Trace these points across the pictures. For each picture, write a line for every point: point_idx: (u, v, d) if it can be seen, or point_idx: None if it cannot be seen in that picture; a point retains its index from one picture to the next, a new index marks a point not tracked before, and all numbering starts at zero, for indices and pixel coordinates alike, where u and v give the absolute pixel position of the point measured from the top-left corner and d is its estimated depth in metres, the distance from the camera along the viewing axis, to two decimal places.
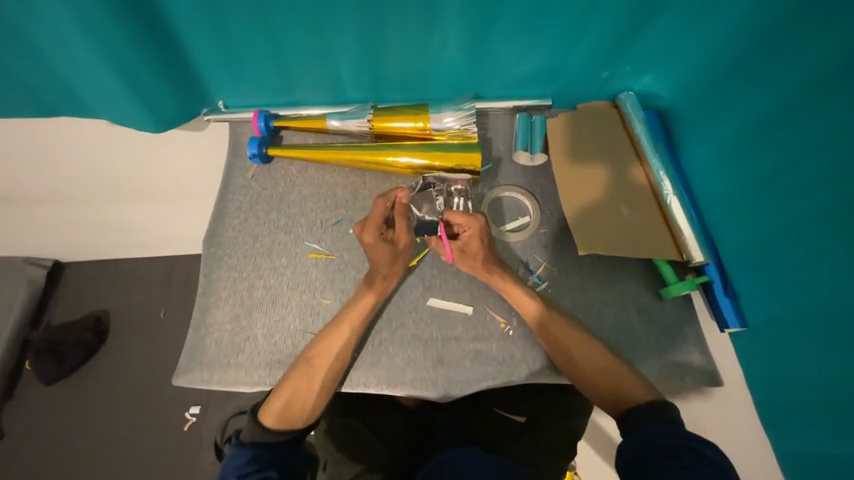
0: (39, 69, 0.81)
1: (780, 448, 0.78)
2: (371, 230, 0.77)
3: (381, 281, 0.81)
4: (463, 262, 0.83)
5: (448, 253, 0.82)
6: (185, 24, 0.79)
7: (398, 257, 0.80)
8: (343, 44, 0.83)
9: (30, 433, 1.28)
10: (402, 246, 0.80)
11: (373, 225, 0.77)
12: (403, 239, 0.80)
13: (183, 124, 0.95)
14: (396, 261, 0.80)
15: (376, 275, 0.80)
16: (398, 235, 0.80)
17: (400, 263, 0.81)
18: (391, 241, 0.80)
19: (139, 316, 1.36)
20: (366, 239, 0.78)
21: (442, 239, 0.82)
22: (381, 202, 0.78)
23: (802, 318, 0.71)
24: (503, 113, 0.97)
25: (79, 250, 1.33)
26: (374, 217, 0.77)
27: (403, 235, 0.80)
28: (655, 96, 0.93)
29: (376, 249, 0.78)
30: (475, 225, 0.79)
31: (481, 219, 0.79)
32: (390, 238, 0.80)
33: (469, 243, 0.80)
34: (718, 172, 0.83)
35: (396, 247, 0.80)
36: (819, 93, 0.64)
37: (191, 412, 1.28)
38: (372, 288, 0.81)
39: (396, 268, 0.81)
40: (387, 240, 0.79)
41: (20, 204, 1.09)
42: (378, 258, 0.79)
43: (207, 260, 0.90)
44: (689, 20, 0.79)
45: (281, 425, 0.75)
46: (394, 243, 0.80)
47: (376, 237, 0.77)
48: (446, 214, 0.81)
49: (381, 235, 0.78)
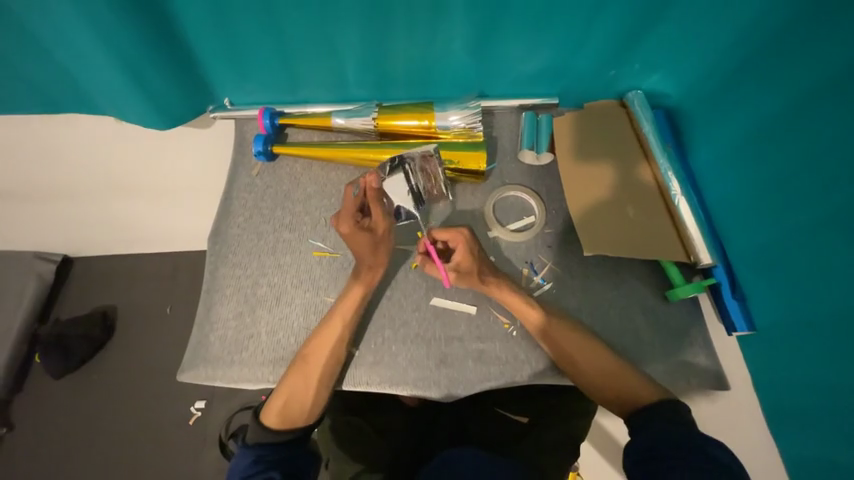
0: (46, 65, 0.81)
1: (786, 453, 0.77)
2: (347, 221, 0.78)
3: (366, 272, 0.81)
4: (461, 281, 0.82)
5: (444, 276, 0.81)
6: (190, 22, 0.79)
7: (380, 244, 0.80)
8: (348, 42, 0.83)
9: (38, 425, 1.29)
10: (381, 232, 0.80)
11: (348, 214, 0.78)
12: (381, 224, 0.79)
13: (188, 122, 0.95)
14: (379, 249, 0.80)
15: (362, 266, 0.81)
16: (375, 222, 0.79)
17: (383, 251, 0.81)
18: (369, 229, 0.79)
19: (146, 312, 1.37)
20: (343, 230, 0.78)
21: (434, 261, 0.82)
22: (352, 190, 0.79)
23: (810, 322, 0.70)
24: (509, 111, 0.96)
25: (87, 246, 1.34)
26: (346, 206, 0.78)
27: (381, 222, 0.79)
28: (663, 95, 0.92)
29: (355, 239, 0.78)
30: (461, 237, 0.80)
31: (466, 231, 0.81)
32: (367, 226, 0.79)
33: (461, 259, 0.80)
34: (726, 172, 0.82)
35: (375, 234, 0.79)
36: (830, 94, 0.63)
37: (196, 406, 1.29)
38: (359, 279, 0.81)
39: (381, 256, 0.81)
40: (365, 229, 0.78)
41: (29, 200, 1.10)
42: (359, 248, 0.79)
43: (212, 258, 0.91)
44: (699, 18, 0.77)
45: (284, 426, 0.76)
46: (373, 231, 0.79)
47: (352, 227, 0.78)
48: (433, 232, 0.82)
49: (358, 224, 0.78)
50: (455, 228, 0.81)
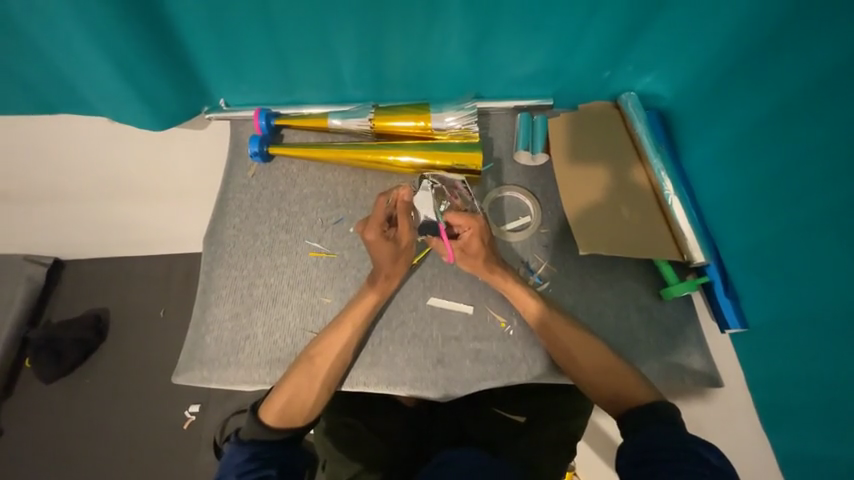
0: (38, 65, 0.81)
1: (779, 450, 0.78)
2: (374, 229, 0.77)
3: (383, 280, 0.80)
4: (464, 262, 0.82)
5: (449, 253, 0.82)
6: (185, 22, 0.79)
7: (401, 255, 0.80)
8: (344, 43, 0.83)
9: (29, 431, 1.27)
10: (404, 246, 0.79)
11: (376, 224, 0.77)
12: (406, 237, 0.79)
13: (184, 123, 0.94)
14: (399, 260, 0.80)
15: (379, 275, 0.80)
16: (400, 234, 0.79)
17: (402, 262, 0.81)
18: (394, 240, 0.78)
19: (140, 315, 1.36)
20: (369, 237, 0.77)
21: (442, 240, 0.81)
22: (384, 199, 0.78)
23: (803, 318, 0.71)
24: (505, 112, 0.96)
25: (78, 248, 1.33)
26: (375, 216, 0.77)
27: (406, 234, 0.79)
28: (656, 96, 0.93)
29: (380, 249, 0.77)
30: (475, 225, 0.79)
31: (481, 219, 0.79)
32: (392, 237, 0.78)
33: (469, 243, 0.80)
34: (720, 171, 0.83)
35: (398, 245, 0.79)
36: (824, 94, 0.64)
37: (191, 411, 1.28)
38: (373, 287, 0.81)
39: (399, 267, 0.81)
40: (389, 239, 0.78)
41: (20, 201, 1.09)
42: (380, 258, 0.78)
43: (207, 259, 0.90)
44: (693, 20, 0.78)
45: (281, 424, 0.75)
46: (397, 241, 0.79)
47: (379, 237, 0.77)
48: (446, 214, 0.80)
49: (384, 233, 0.78)
50: (469, 214, 0.80)
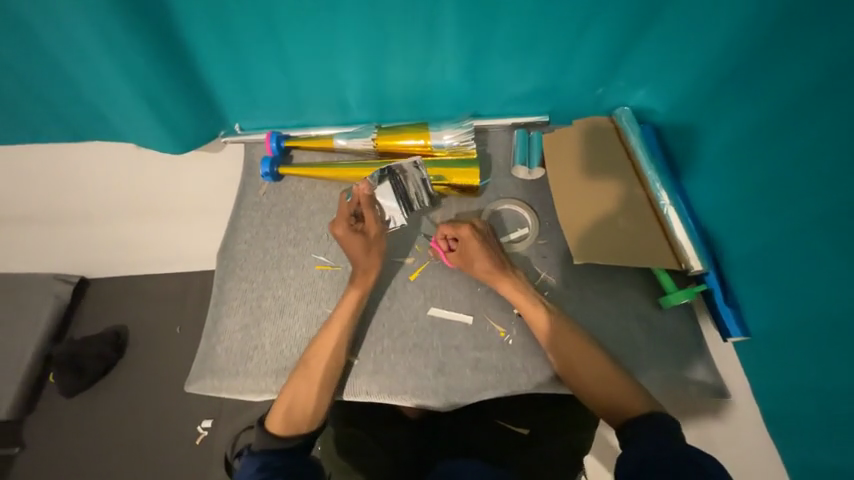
0: (69, 89, 0.88)
1: (789, 461, 0.76)
2: (342, 224, 0.86)
3: (361, 275, 0.85)
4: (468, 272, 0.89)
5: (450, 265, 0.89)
6: (204, 51, 0.86)
7: (373, 246, 0.86)
8: (349, 67, 0.89)
9: (49, 447, 1.31)
10: (374, 236, 0.86)
11: (343, 219, 0.86)
12: (373, 228, 0.87)
13: (201, 146, 1.01)
14: (372, 250, 0.85)
15: (356, 270, 0.85)
16: (367, 226, 0.86)
17: (376, 253, 0.86)
18: (362, 232, 0.86)
19: (158, 333, 1.41)
20: (338, 232, 0.86)
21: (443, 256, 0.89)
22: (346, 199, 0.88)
23: (805, 322, 0.71)
24: (502, 129, 1.00)
25: (102, 267, 1.40)
26: (341, 212, 0.87)
27: (373, 225, 0.87)
28: (650, 111, 0.96)
29: (349, 240, 0.85)
30: (462, 246, 0.85)
31: (467, 240, 0.85)
32: (361, 229, 0.86)
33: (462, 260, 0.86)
34: (715, 180, 0.84)
35: (368, 236, 0.86)
36: (816, 97, 0.65)
37: (203, 426, 1.31)
38: (354, 283, 0.84)
39: (374, 258, 0.85)
40: (358, 231, 0.86)
41: (50, 221, 1.16)
42: (352, 249, 0.85)
43: (220, 273, 0.94)
44: (681, 35, 0.82)
45: (289, 431, 0.77)
46: (366, 233, 0.86)
47: (346, 229, 0.85)
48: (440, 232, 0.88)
49: (352, 227, 0.86)
50: (458, 234, 0.86)
